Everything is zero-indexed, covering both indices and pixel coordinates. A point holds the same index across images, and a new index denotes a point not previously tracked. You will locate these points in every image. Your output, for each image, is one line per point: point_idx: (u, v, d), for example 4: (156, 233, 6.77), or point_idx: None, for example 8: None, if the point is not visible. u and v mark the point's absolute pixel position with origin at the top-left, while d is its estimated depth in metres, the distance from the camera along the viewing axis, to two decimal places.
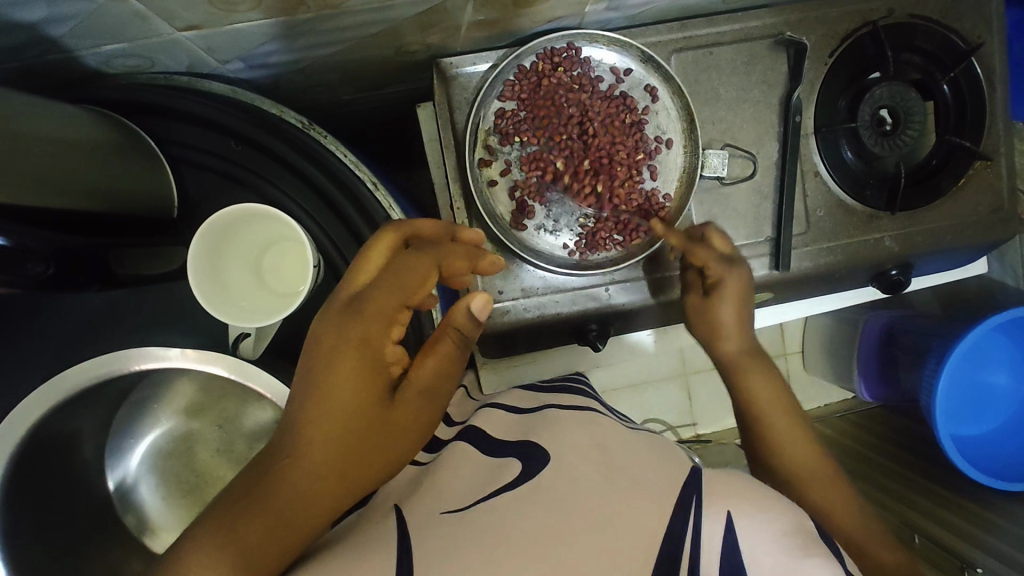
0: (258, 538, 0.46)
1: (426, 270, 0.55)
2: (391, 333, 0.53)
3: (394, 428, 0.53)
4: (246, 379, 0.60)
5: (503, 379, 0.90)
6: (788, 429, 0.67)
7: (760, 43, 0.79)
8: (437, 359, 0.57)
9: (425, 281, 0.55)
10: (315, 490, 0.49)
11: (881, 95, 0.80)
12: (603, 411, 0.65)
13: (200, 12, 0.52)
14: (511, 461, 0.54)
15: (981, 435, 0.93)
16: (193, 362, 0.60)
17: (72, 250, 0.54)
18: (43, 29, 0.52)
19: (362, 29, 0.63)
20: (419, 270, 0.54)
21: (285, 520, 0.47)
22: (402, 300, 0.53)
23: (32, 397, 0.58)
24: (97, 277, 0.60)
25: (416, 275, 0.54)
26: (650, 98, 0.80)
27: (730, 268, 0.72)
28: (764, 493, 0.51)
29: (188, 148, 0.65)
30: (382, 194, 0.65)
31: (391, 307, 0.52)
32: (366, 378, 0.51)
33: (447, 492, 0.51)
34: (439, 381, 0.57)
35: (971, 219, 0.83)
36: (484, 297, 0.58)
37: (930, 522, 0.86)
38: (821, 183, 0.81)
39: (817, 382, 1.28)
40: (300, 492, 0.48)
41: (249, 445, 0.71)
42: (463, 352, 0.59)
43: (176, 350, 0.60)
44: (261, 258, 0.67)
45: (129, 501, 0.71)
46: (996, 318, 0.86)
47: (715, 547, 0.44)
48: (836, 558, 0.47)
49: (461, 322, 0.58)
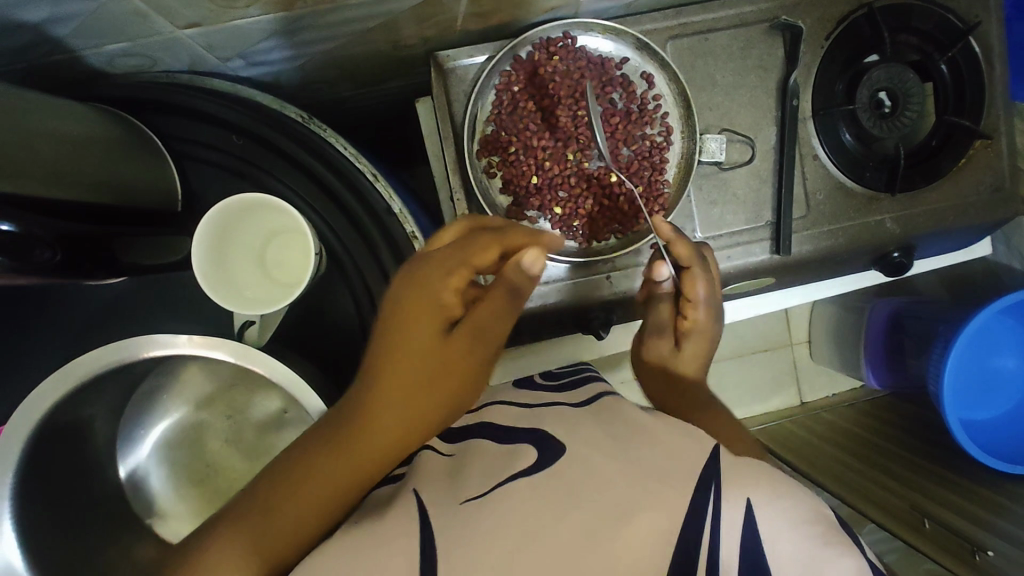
0: (329, 478, 0.49)
1: (488, 243, 0.61)
2: (449, 277, 0.59)
3: (446, 368, 0.58)
4: (243, 361, 0.58)
5: (508, 369, 0.90)
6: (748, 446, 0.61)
7: (755, 28, 0.79)
8: (489, 314, 0.61)
9: (486, 253, 0.60)
10: (383, 428, 0.53)
11: (879, 77, 0.79)
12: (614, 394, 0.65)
13: (200, 8, 0.53)
14: (528, 440, 0.53)
15: (992, 419, 0.93)
16: (198, 348, 0.58)
17: (74, 236, 0.55)
18: (49, 28, 0.53)
19: (359, 23, 0.64)
20: (482, 242, 0.61)
21: (358, 457, 0.51)
22: (464, 264, 0.60)
23: (42, 386, 0.58)
24: (104, 264, 0.62)
25: (480, 246, 0.60)
26: (647, 84, 0.79)
27: (712, 312, 0.72)
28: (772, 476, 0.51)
29: (192, 143, 0.65)
30: (381, 183, 0.65)
31: (455, 268, 0.59)
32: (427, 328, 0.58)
33: (456, 479, 0.48)
34: (485, 324, 0.61)
35: (973, 199, 0.83)
36: (536, 254, 0.59)
37: (946, 508, 0.86)
38: (820, 167, 0.81)
39: (824, 371, 1.28)
40: (375, 432, 0.52)
41: (258, 435, 0.72)
42: (513, 310, 0.63)
43: (183, 336, 0.59)
44: (264, 252, 0.67)
45: (141, 495, 0.71)
46: (1004, 300, 0.86)
47: None
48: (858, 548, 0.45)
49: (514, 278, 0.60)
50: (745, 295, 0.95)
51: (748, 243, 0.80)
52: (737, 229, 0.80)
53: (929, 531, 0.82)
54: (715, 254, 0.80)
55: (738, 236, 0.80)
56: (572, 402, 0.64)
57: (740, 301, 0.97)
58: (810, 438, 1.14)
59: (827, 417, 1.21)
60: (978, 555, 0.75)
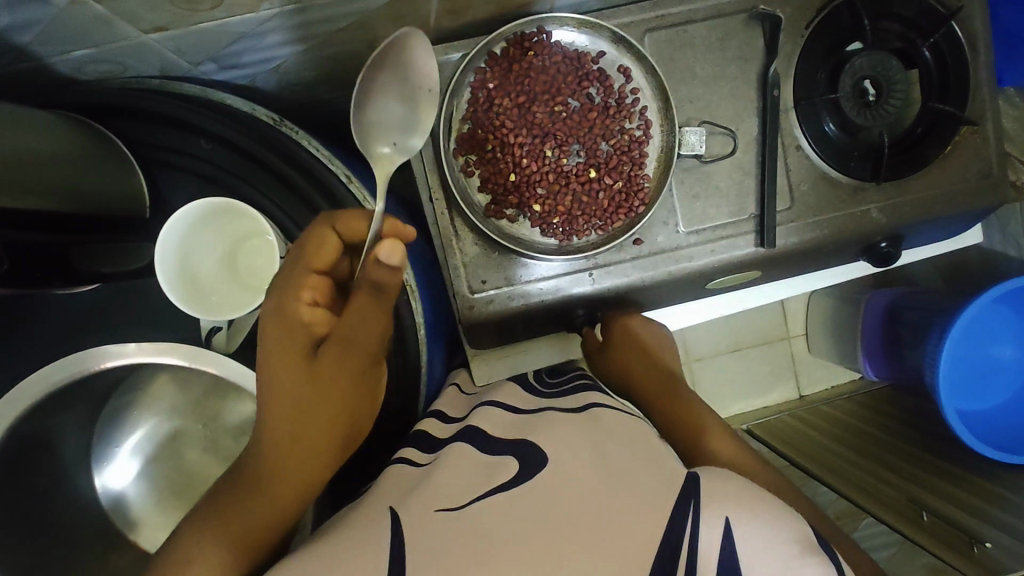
0: (267, 503, 0.53)
1: (326, 239, 0.54)
2: (298, 296, 0.54)
3: (330, 379, 0.54)
4: (196, 363, 0.60)
5: (496, 369, 0.88)
6: (721, 444, 0.63)
7: (735, 18, 0.78)
8: (353, 315, 0.51)
9: (325, 248, 0.55)
10: (289, 453, 0.54)
11: (862, 65, 0.77)
12: (608, 404, 0.63)
13: (162, 12, 0.53)
14: (509, 458, 0.53)
15: (988, 408, 0.92)
16: (147, 355, 0.60)
17: (32, 245, 0.55)
18: (9, 37, 0.53)
19: (328, 24, 0.64)
20: (321, 241, 0.54)
21: (283, 476, 0.54)
22: (302, 269, 0.54)
23: (35, 375, 0.58)
24: (60, 271, 0.61)
25: (318, 248, 0.54)
26: (624, 78, 0.79)
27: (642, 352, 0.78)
28: (756, 492, 0.49)
29: (160, 149, 0.65)
30: (355, 185, 0.66)
31: (296, 276, 0.54)
32: (289, 346, 0.54)
33: (435, 483, 0.52)
34: (365, 343, 0.53)
35: (961, 186, 0.82)
36: (389, 245, 0.49)
37: (944, 501, 0.85)
38: (803, 158, 0.80)
39: (821, 364, 1.26)
40: (292, 457, 0.54)
41: (234, 440, 0.73)
42: (389, 298, 0.52)
43: (133, 345, 0.60)
44: (232, 257, 0.66)
45: (120, 509, 0.71)
46: (996, 288, 0.84)
47: (705, 549, 0.43)
48: (832, 562, 0.45)
49: (377, 275, 0.50)
50: (733, 288, 0.94)
51: (731, 237, 0.79)
52: (719, 223, 0.79)
53: (929, 523, 0.81)
54: (699, 248, 0.79)
55: (720, 230, 0.79)
56: (565, 411, 0.63)
57: (728, 295, 0.96)
58: (806, 432, 1.13)
59: (824, 410, 1.20)
60: (976, 547, 0.74)
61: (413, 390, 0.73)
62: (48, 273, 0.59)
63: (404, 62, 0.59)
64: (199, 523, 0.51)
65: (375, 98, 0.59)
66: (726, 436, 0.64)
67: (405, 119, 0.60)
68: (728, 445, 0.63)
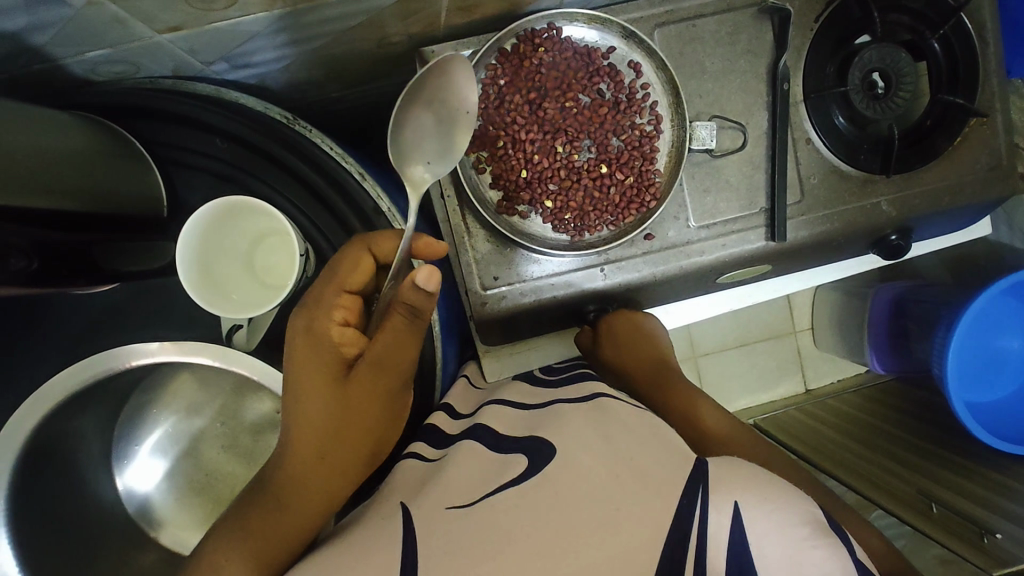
0: (284, 522, 0.53)
1: (359, 258, 0.56)
2: (330, 315, 0.55)
3: (360, 396, 0.55)
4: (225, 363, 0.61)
5: (506, 366, 0.88)
6: (713, 419, 0.66)
7: (743, 12, 0.78)
8: (387, 336, 0.52)
9: (357, 268, 0.56)
10: (314, 468, 0.54)
11: (871, 58, 0.77)
12: (611, 395, 0.62)
13: (177, 11, 0.53)
14: (518, 456, 0.53)
15: (995, 400, 0.92)
16: (172, 354, 0.61)
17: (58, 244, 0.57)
18: (26, 37, 0.53)
19: (340, 22, 0.64)
20: (354, 261, 0.56)
21: (303, 491, 0.54)
22: (334, 287, 0.56)
23: (59, 375, 0.59)
24: (86, 271, 0.63)
25: (351, 267, 0.56)
26: (633, 73, 0.79)
27: (641, 342, 0.77)
28: (773, 481, 0.49)
29: (174, 148, 0.65)
30: (369, 183, 0.67)
31: (328, 295, 0.56)
32: (319, 365, 0.54)
33: (445, 482, 0.52)
34: (398, 366, 0.54)
35: (970, 178, 0.82)
36: (427, 269, 0.50)
37: (953, 492, 0.85)
38: (813, 151, 0.81)
39: (828, 358, 1.26)
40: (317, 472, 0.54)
41: (253, 438, 0.73)
42: (422, 322, 0.53)
43: (156, 344, 0.61)
44: (251, 256, 0.66)
45: (144, 507, 0.72)
46: (1005, 280, 0.84)
47: (723, 538, 0.43)
48: (845, 549, 0.45)
49: (411, 296, 0.51)
50: (743, 283, 0.95)
51: (741, 231, 0.79)
52: (729, 218, 0.79)
53: (938, 515, 0.81)
54: (709, 243, 0.79)
55: (730, 225, 0.79)
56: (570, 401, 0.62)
57: (738, 291, 0.96)
58: (814, 425, 1.13)
59: (833, 404, 1.20)
60: (986, 538, 0.74)
61: (426, 387, 0.74)
62: (74, 270, 0.62)
63: (445, 89, 0.63)
64: (228, 534, 0.52)
65: (414, 109, 0.63)
66: (715, 412, 0.67)
67: (440, 143, 0.64)
68: (717, 417, 0.66)
